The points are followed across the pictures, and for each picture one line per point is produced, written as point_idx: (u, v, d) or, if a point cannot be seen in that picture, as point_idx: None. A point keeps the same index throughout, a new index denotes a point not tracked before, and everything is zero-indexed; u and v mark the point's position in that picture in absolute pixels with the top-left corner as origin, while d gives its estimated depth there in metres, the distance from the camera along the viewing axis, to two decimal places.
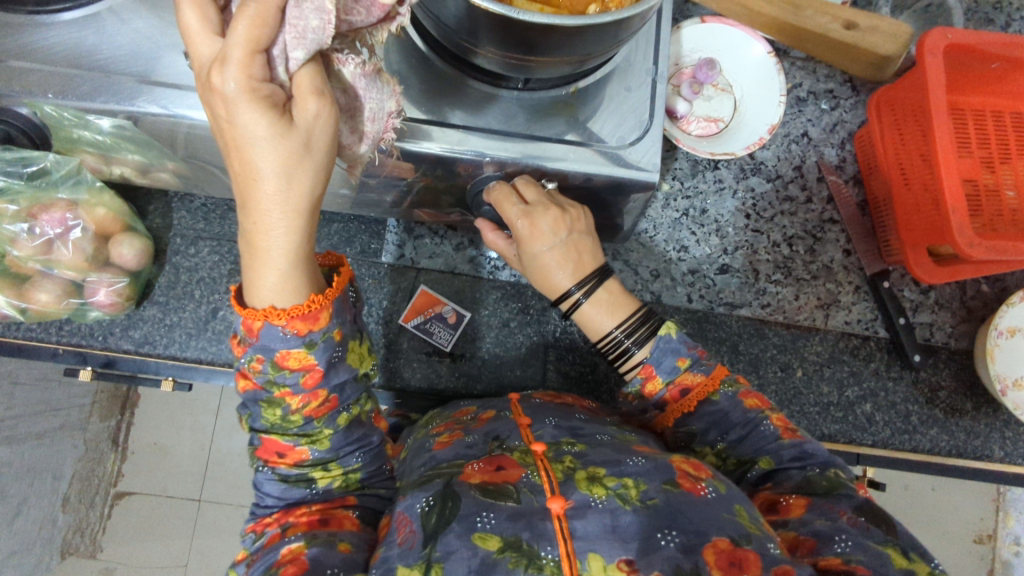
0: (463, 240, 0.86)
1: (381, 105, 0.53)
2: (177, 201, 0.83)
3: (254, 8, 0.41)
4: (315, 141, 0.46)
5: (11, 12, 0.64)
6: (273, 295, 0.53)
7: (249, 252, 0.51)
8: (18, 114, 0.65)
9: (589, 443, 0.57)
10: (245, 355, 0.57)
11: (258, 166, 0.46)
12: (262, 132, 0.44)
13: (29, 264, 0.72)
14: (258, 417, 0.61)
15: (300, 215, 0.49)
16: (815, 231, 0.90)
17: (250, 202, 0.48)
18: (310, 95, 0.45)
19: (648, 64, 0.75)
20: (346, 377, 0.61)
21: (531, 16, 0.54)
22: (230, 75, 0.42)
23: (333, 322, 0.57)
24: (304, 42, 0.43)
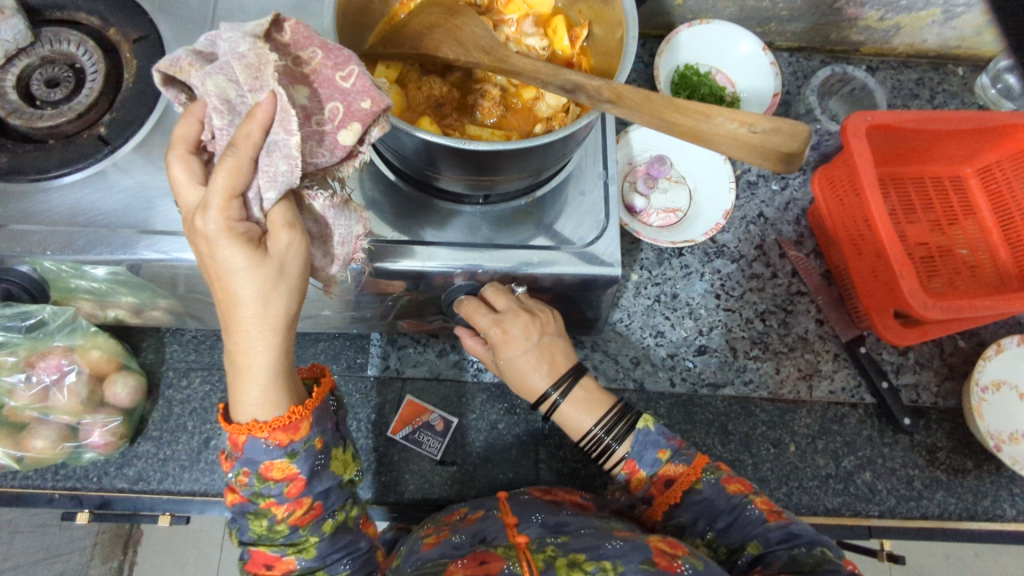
0: (445, 346, 0.88)
1: (349, 230, 0.58)
2: (169, 336, 0.87)
3: (231, 161, 0.46)
4: (288, 265, 0.50)
5: (14, 182, 0.72)
6: (255, 409, 0.55)
7: (232, 369, 0.54)
8: (20, 272, 0.71)
9: (572, 535, 0.58)
10: (232, 468, 0.58)
11: (238, 294, 0.49)
12: (241, 263, 0.48)
13: (26, 412, 0.76)
14: (246, 530, 0.62)
15: (278, 333, 0.52)
16: (785, 304, 0.93)
17: (232, 324, 0.51)
18: (283, 227, 0.49)
19: (599, 168, 0.81)
20: (330, 483, 0.62)
21: (478, 145, 0.58)
22: (211, 218, 0.46)
23: (314, 430, 0.59)
24: (276, 184, 0.48)
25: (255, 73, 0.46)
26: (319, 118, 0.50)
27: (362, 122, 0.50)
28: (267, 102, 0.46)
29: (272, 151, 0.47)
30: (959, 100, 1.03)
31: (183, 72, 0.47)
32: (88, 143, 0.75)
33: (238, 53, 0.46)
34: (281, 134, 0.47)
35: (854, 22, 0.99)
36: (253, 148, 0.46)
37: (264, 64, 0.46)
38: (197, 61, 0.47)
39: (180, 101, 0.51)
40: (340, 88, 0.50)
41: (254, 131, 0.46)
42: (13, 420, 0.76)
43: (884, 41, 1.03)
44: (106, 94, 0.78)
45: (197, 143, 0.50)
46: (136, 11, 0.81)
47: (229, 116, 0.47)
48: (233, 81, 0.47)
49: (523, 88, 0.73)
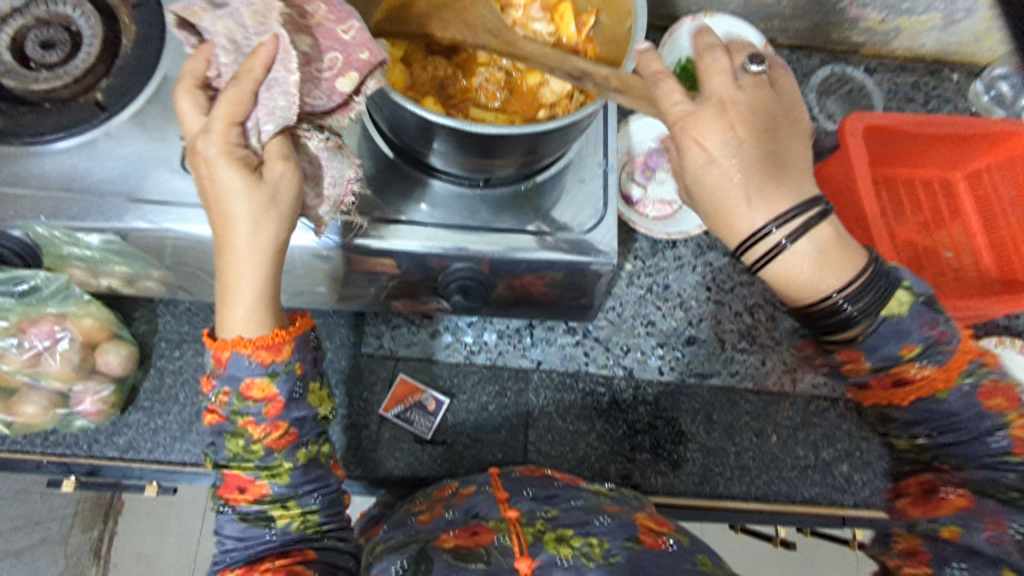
0: (439, 327, 0.89)
1: (341, 173, 0.58)
2: (162, 307, 0.86)
3: (232, 92, 0.49)
4: (280, 194, 0.52)
5: (7, 144, 0.71)
6: (241, 325, 0.55)
7: (220, 291, 0.55)
8: (12, 236, 0.70)
9: (560, 508, 0.60)
10: (213, 389, 0.59)
11: (233, 215, 0.51)
12: (237, 182, 0.50)
13: (17, 377, 0.75)
14: (223, 449, 0.62)
15: (267, 260, 0.54)
16: (774, 299, 0.94)
17: (225, 247, 0.53)
18: (277, 157, 0.52)
19: (599, 157, 0.82)
20: (306, 413, 0.61)
21: (484, 127, 0.58)
22: (210, 142, 0.49)
23: (294, 355, 0.58)
24: (274, 118, 0.51)
25: (261, 19, 0.51)
26: (318, 65, 0.54)
27: (359, 72, 0.54)
28: (270, 43, 0.50)
29: (272, 87, 0.51)
30: (951, 105, 1.05)
31: (194, 16, 0.51)
32: (85, 109, 0.74)
33: (247, 0, 0.51)
34: (281, 72, 0.50)
35: (856, 22, 1.00)
36: (253, 82, 0.50)
37: (270, 11, 0.51)
38: (208, 5, 0.51)
39: (190, 43, 0.52)
40: (339, 40, 0.54)
41: (256, 67, 0.50)
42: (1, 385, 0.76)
43: (883, 43, 1.04)
44: (104, 59, 0.77)
45: (204, 80, 0.52)
46: None
47: (234, 56, 0.51)
48: (240, 25, 0.51)
49: (528, 74, 0.73)
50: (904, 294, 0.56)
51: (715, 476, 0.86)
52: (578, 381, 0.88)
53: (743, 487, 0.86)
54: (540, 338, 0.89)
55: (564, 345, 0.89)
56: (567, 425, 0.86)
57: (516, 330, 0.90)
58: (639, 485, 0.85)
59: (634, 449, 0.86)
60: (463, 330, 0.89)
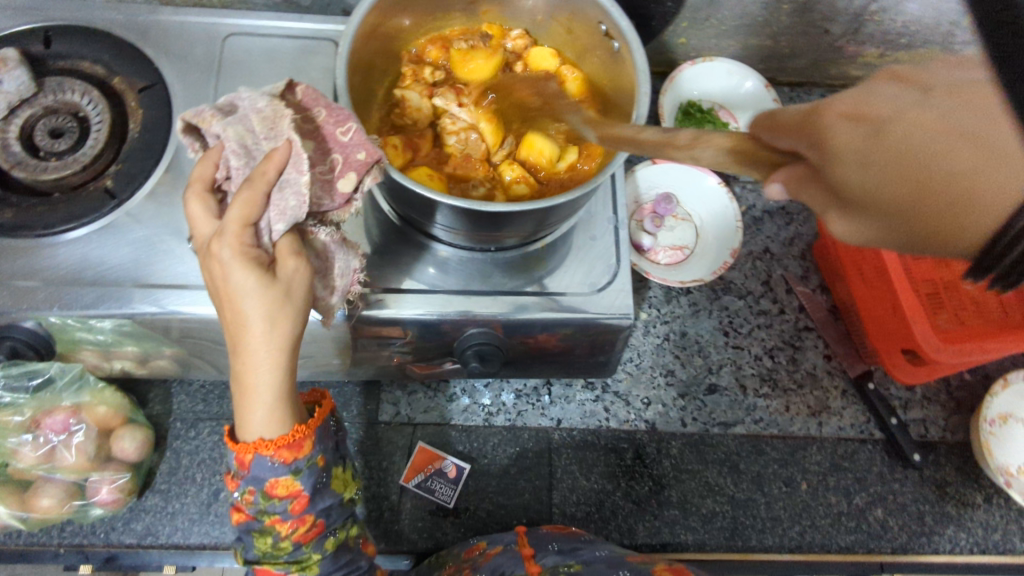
0: (455, 390, 0.88)
1: (347, 264, 0.61)
2: (176, 387, 0.86)
3: (246, 194, 0.49)
4: (294, 290, 0.51)
5: (19, 237, 0.71)
6: (261, 427, 0.54)
7: (238, 390, 0.52)
8: (24, 327, 0.69)
9: (583, 562, 0.71)
10: (237, 487, 0.58)
11: (246, 316, 0.49)
12: (251, 284, 0.48)
13: (33, 471, 0.74)
14: (251, 547, 0.62)
15: (285, 354, 0.52)
16: (792, 340, 0.93)
17: (239, 345, 0.51)
18: (289, 255, 0.52)
19: (608, 213, 0.81)
20: (332, 501, 0.62)
21: (495, 206, 0.58)
22: (225, 244, 0.48)
23: (316, 449, 0.59)
24: (285, 217, 0.52)
25: (271, 125, 0.53)
26: (321, 169, 0.55)
27: (357, 172, 0.55)
28: (284, 147, 0.51)
29: (284, 188, 0.52)
30: None
31: (204, 121, 0.53)
32: (94, 197, 0.74)
33: (257, 108, 0.54)
34: (293, 175, 0.52)
35: (853, 58, 1.01)
36: (267, 184, 0.50)
37: (280, 117, 0.53)
38: (218, 113, 0.54)
39: (195, 148, 0.56)
40: (339, 142, 0.55)
41: (270, 170, 0.50)
42: (18, 479, 0.74)
43: None
44: (111, 144, 0.78)
45: (213, 182, 0.53)
46: (140, 61, 0.81)
47: (245, 159, 0.52)
48: (250, 130, 0.53)
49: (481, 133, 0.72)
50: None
51: (747, 528, 0.84)
52: (599, 438, 0.87)
53: (776, 539, 0.83)
54: (559, 396, 0.88)
55: (583, 402, 0.88)
56: (592, 483, 0.84)
57: (534, 388, 0.89)
58: (669, 543, 0.82)
59: (661, 505, 0.84)
60: (480, 391, 0.88)
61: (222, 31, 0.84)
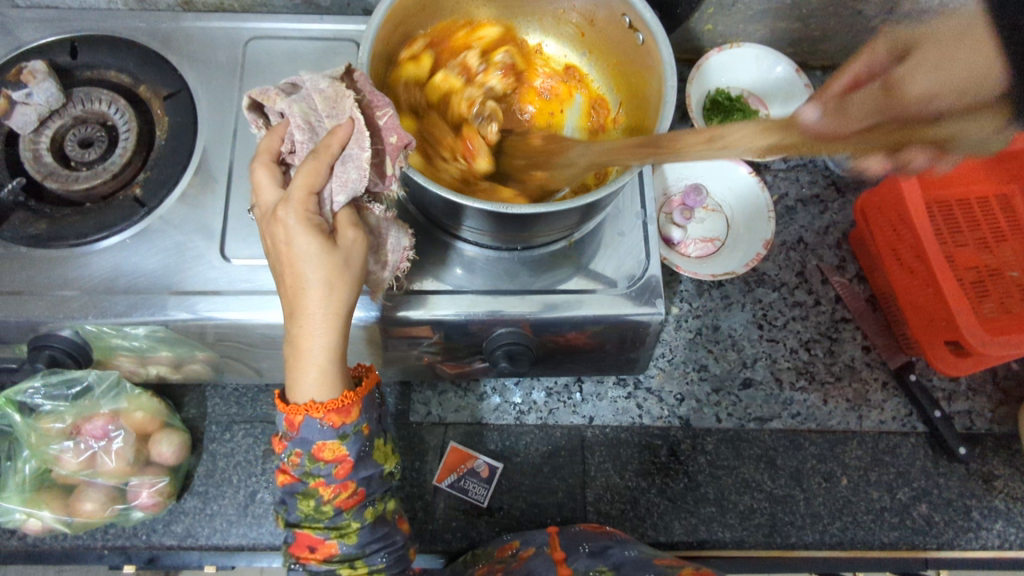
0: (485, 389, 0.87)
1: (399, 241, 0.60)
2: (210, 390, 0.86)
3: (310, 163, 0.50)
4: (352, 259, 0.52)
5: (54, 247, 0.72)
6: (312, 392, 0.55)
7: (291, 356, 0.53)
8: (63, 336, 0.71)
9: (613, 567, 0.71)
10: (285, 449, 0.58)
11: (307, 281, 0.50)
12: (314, 249, 0.49)
13: (75, 477, 0.76)
14: (294, 510, 0.62)
15: (339, 321, 0.52)
16: (829, 331, 0.91)
17: (297, 310, 0.51)
18: (349, 225, 0.52)
19: (636, 208, 0.80)
20: (373, 471, 0.61)
21: (522, 208, 0.57)
22: (291, 210, 0.49)
23: (362, 417, 0.58)
24: (346, 189, 0.52)
25: (332, 104, 0.53)
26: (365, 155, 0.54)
27: (389, 155, 0.54)
28: (347, 124, 0.51)
29: (347, 162, 0.52)
30: None
31: (269, 100, 0.53)
32: (125, 206, 0.75)
33: (319, 88, 0.53)
34: (355, 150, 0.52)
35: None
36: (331, 156, 0.51)
37: (342, 97, 0.53)
38: (282, 92, 0.53)
39: (258, 125, 0.55)
40: (374, 125, 0.54)
41: (334, 144, 0.50)
42: (62, 484, 0.76)
43: None
44: (140, 152, 0.78)
45: (278, 155, 0.53)
46: (165, 67, 0.81)
47: (309, 134, 0.52)
48: (313, 108, 0.52)
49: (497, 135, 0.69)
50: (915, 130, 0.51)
51: (785, 525, 0.82)
52: (632, 435, 0.85)
53: (816, 536, 0.82)
54: (590, 393, 0.87)
55: (615, 399, 0.87)
56: (625, 481, 0.83)
57: (565, 385, 0.88)
58: (706, 540, 0.81)
59: (697, 502, 0.83)
60: (511, 389, 0.87)
61: (245, 34, 0.84)
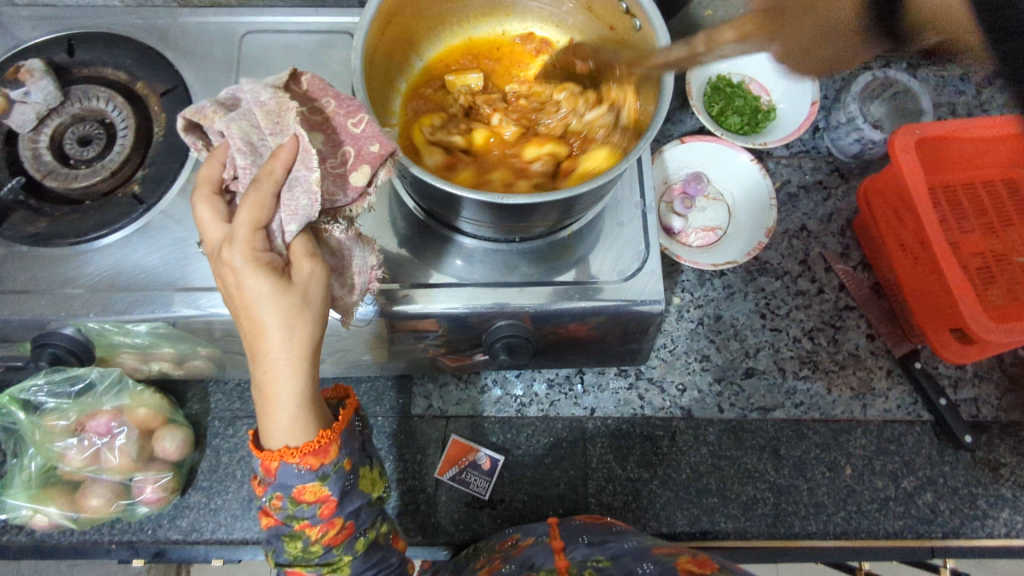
0: (486, 381, 0.87)
1: (365, 260, 0.60)
2: (213, 385, 0.87)
3: (253, 196, 0.47)
4: (310, 294, 0.51)
5: (54, 246, 0.73)
6: (285, 435, 0.54)
7: (260, 399, 0.53)
8: (64, 334, 0.71)
9: (611, 557, 0.69)
10: (265, 492, 0.58)
11: (264, 323, 0.49)
12: (266, 290, 0.48)
13: (80, 472, 0.76)
14: (281, 552, 0.62)
15: (305, 359, 0.51)
16: (833, 320, 0.90)
17: (259, 354, 0.51)
18: (304, 257, 0.51)
19: (636, 197, 0.79)
20: (361, 502, 0.62)
21: (516, 198, 0.56)
22: (236, 250, 0.47)
23: (342, 453, 0.59)
24: (297, 217, 0.49)
25: (275, 119, 0.50)
26: (333, 162, 0.53)
27: (372, 164, 0.53)
28: (290, 144, 0.49)
29: (294, 187, 0.49)
30: None
31: (207, 119, 0.50)
32: (124, 203, 0.75)
33: (259, 101, 0.51)
34: (302, 172, 0.49)
35: None
36: (275, 183, 0.48)
37: (285, 111, 0.51)
38: (220, 109, 0.51)
39: (198, 148, 0.53)
40: (350, 134, 0.53)
41: (277, 169, 0.48)
42: (68, 480, 0.77)
43: None
44: (138, 149, 0.79)
45: (221, 184, 0.51)
46: (162, 64, 0.81)
47: (251, 157, 0.50)
48: (255, 126, 0.50)
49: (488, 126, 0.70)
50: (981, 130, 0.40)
51: (789, 515, 0.81)
52: (634, 426, 0.85)
53: (820, 525, 0.81)
54: (592, 384, 0.87)
55: (617, 390, 0.87)
56: (628, 472, 0.83)
57: (566, 377, 0.88)
58: (709, 531, 0.81)
59: (699, 493, 0.82)
60: (512, 382, 0.87)
61: (241, 29, 0.84)
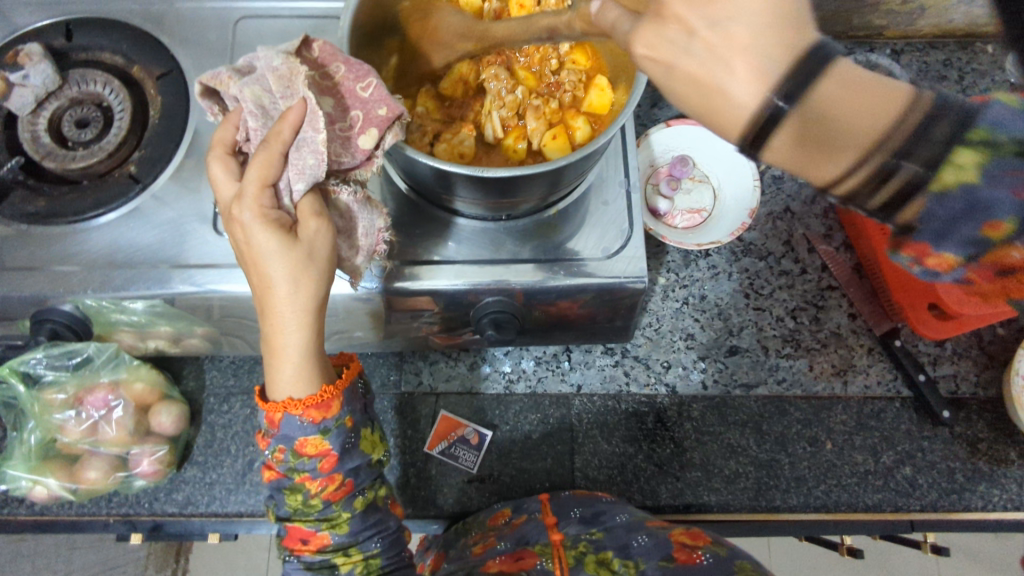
0: (476, 359, 0.89)
1: (371, 222, 0.61)
2: (208, 363, 0.89)
3: (263, 155, 0.51)
4: (317, 251, 0.53)
5: (52, 225, 0.75)
6: (290, 388, 0.57)
7: (268, 350, 0.56)
8: (63, 310, 0.73)
9: (604, 530, 0.72)
10: (269, 445, 0.61)
11: (271, 277, 0.52)
12: (273, 244, 0.51)
13: (78, 445, 0.79)
14: (283, 505, 0.64)
15: (309, 313, 0.54)
16: (815, 299, 0.92)
17: (267, 308, 0.54)
18: (311, 215, 0.53)
19: (620, 176, 0.81)
20: (361, 461, 0.64)
21: (496, 171, 0.58)
22: (245, 207, 0.51)
23: (344, 410, 0.61)
24: (304, 176, 0.53)
25: (286, 83, 0.53)
26: (342, 124, 0.55)
27: (379, 127, 0.55)
28: (297, 106, 0.51)
29: (301, 147, 0.52)
30: (989, 79, 1.02)
31: (223, 84, 0.53)
32: (121, 183, 0.77)
33: (271, 66, 0.53)
34: (309, 133, 0.52)
35: (876, 7, 0.98)
36: (282, 144, 0.51)
37: (295, 75, 0.53)
38: (235, 75, 0.54)
39: (214, 112, 0.57)
40: (360, 98, 0.55)
41: (285, 130, 0.51)
42: (66, 453, 0.79)
43: (908, 23, 1.01)
44: (134, 131, 0.80)
45: (234, 146, 0.55)
46: (158, 48, 0.83)
47: (262, 120, 0.53)
48: (267, 90, 0.53)
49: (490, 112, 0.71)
50: (967, 156, 0.35)
51: (770, 489, 0.83)
52: (620, 403, 0.87)
53: (801, 499, 0.83)
54: (579, 362, 0.89)
55: (603, 367, 0.89)
56: (613, 447, 0.85)
57: (553, 355, 0.90)
58: (693, 504, 0.83)
59: (683, 467, 0.84)
60: (500, 359, 0.89)
61: (235, 14, 0.85)
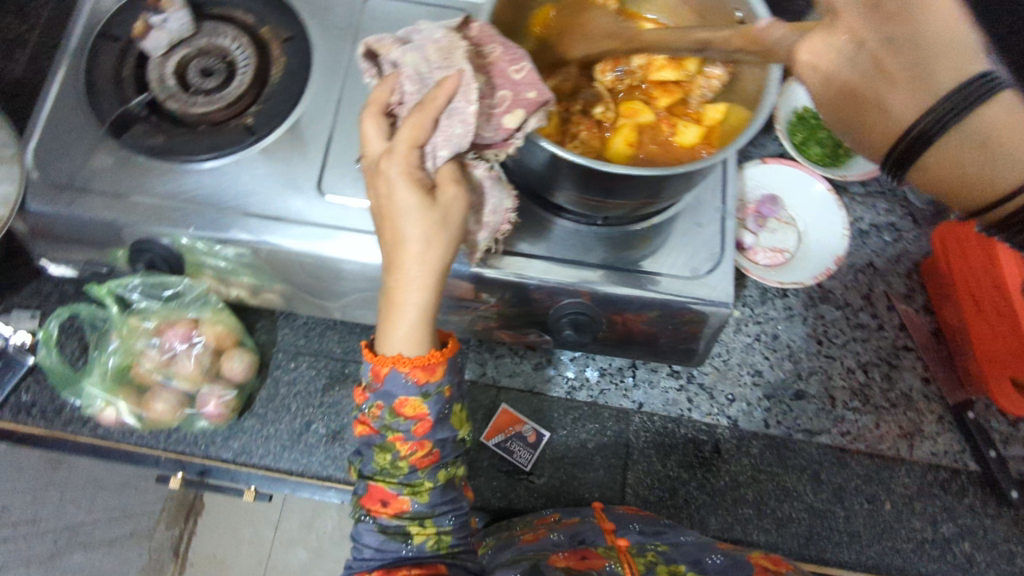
0: (542, 360, 0.89)
1: (500, 203, 0.61)
2: (282, 319, 0.91)
3: (416, 117, 0.52)
4: (450, 217, 0.54)
5: (168, 160, 0.78)
6: (401, 344, 0.58)
7: (386, 305, 0.57)
8: (162, 243, 0.76)
9: (670, 544, 0.72)
10: (367, 400, 0.62)
11: (405, 234, 0.53)
12: (414, 204, 0.52)
13: (152, 375, 0.80)
14: (370, 462, 0.66)
15: (433, 275, 0.55)
16: (889, 357, 0.91)
17: (395, 262, 0.55)
18: (450, 182, 0.55)
19: (716, 202, 0.82)
20: (449, 434, 0.64)
21: (615, 167, 0.59)
22: (393, 162, 0.52)
23: (446, 378, 0.61)
24: (449, 144, 0.54)
25: (445, 55, 0.56)
26: (489, 102, 0.56)
27: (525, 109, 0.55)
28: (456, 76, 0.53)
29: (452, 116, 0.53)
30: None
31: (384, 48, 0.58)
32: (237, 132, 0.80)
33: (434, 39, 0.57)
34: (461, 103, 0.53)
35: None
36: (435, 111, 0.53)
37: (455, 49, 0.55)
38: (396, 42, 0.59)
39: (371, 74, 0.60)
40: (511, 79, 0.56)
41: (440, 97, 0.52)
42: (138, 381, 0.81)
43: None
44: (253, 86, 0.83)
45: (387, 106, 0.56)
46: (290, 13, 0.87)
47: (418, 86, 0.56)
48: (426, 59, 0.56)
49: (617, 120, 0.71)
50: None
51: (822, 539, 0.82)
52: (680, 427, 0.86)
53: (853, 555, 0.81)
54: (643, 379, 0.88)
55: (667, 389, 0.88)
56: (667, 470, 0.84)
57: (618, 368, 0.89)
58: (741, 540, 0.81)
59: (736, 502, 0.83)
60: (565, 364, 0.89)
61: None
